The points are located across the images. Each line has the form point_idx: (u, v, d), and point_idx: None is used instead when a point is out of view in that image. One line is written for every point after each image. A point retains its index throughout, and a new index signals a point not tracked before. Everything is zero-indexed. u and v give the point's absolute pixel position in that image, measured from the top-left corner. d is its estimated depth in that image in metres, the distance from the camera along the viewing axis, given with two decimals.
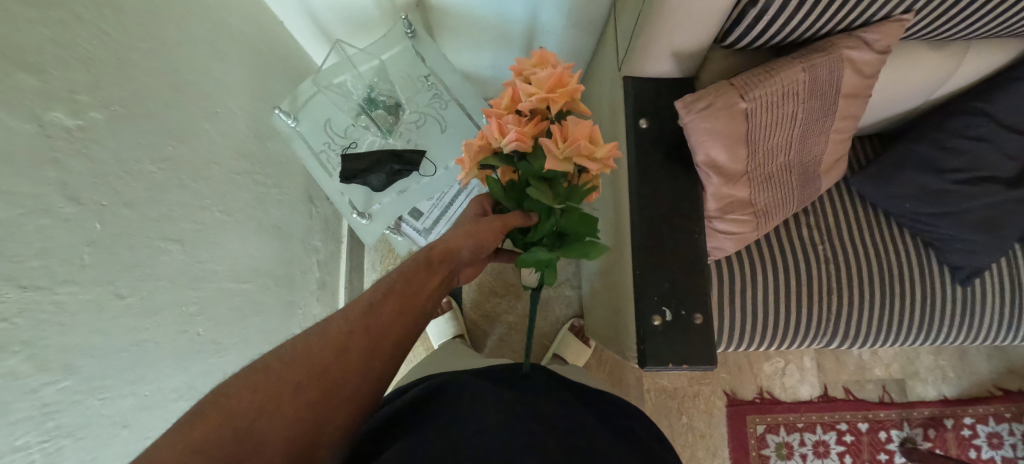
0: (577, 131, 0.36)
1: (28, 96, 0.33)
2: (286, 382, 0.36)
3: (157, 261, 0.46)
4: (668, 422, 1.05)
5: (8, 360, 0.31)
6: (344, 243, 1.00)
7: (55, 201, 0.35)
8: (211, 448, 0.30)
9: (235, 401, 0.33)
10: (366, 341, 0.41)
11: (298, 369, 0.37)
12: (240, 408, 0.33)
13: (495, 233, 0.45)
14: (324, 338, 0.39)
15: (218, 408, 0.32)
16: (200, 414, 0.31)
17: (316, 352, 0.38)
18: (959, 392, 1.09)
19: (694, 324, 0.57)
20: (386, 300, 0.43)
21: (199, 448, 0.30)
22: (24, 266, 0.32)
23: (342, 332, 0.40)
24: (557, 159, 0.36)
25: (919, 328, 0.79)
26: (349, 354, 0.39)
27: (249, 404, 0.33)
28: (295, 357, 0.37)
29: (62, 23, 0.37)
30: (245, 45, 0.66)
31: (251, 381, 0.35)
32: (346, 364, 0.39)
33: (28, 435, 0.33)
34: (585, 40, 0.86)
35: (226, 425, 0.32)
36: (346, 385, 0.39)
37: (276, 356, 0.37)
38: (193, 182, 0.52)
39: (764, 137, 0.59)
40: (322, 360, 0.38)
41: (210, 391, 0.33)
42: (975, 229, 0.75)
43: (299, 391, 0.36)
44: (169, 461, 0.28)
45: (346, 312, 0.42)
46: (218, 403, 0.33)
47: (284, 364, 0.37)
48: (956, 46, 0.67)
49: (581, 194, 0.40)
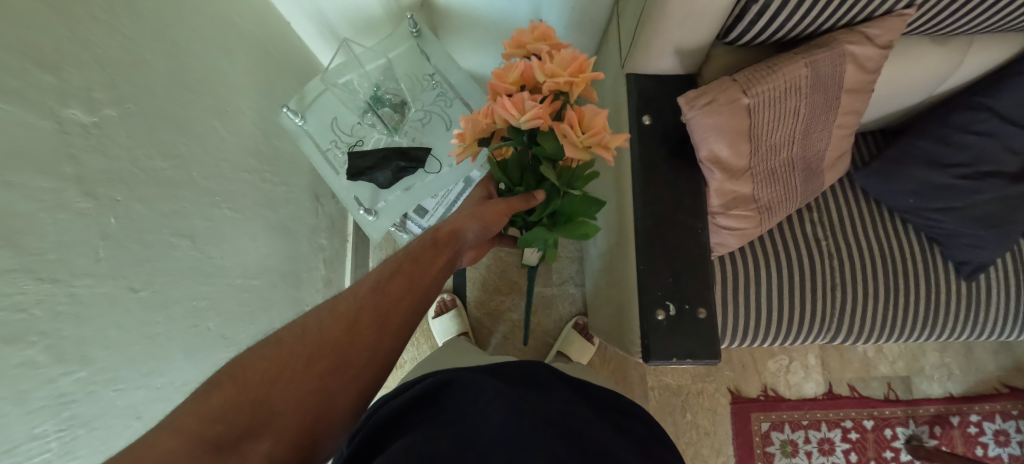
0: (598, 120, 0.39)
1: (46, 94, 0.34)
2: (299, 353, 0.37)
3: (169, 257, 0.47)
4: (672, 420, 1.05)
5: (27, 351, 0.32)
6: (350, 241, 1.01)
7: (72, 196, 0.36)
8: (227, 415, 0.31)
9: (250, 372, 0.34)
10: (375, 315, 0.42)
11: (310, 342, 0.38)
12: (254, 379, 0.34)
13: (500, 216, 0.50)
14: (335, 313, 0.40)
15: (234, 378, 0.33)
16: (216, 384, 0.33)
17: (327, 326, 0.39)
18: (965, 389, 1.08)
19: (699, 319, 0.57)
20: (395, 277, 0.45)
21: (216, 415, 0.31)
22: (41, 259, 0.33)
23: (352, 306, 0.41)
24: (575, 144, 0.39)
25: (924, 324, 0.79)
26: (359, 328, 0.40)
27: (264, 375, 0.34)
28: (306, 331, 0.38)
29: (79, 22, 0.38)
30: (254, 45, 0.67)
31: (265, 354, 0.36)
32: (356, 338, 0.40)
33: (45, 424, 0.34)
34: (588, 39, 0.87)
35: (242, 394, 0.33)
36: (358, 357, 0.39)
37: (288, 331, 0.38)
38: (203, 179, 0.53)
39: (767, 133, 0.59)
40: (333, 333, 0.39)
41: (225, 363, 0.34)
42: (980, 225, 0.75)
43: (312, 362, 0.37)
44: (187, 426, 0.29)
45: (355, 289, 0.43)
46: (234, 375, 0.34)
47: (296, 337, 0.38)
48: (959, 41, 0.67)
49: (580, 177, 0.47)
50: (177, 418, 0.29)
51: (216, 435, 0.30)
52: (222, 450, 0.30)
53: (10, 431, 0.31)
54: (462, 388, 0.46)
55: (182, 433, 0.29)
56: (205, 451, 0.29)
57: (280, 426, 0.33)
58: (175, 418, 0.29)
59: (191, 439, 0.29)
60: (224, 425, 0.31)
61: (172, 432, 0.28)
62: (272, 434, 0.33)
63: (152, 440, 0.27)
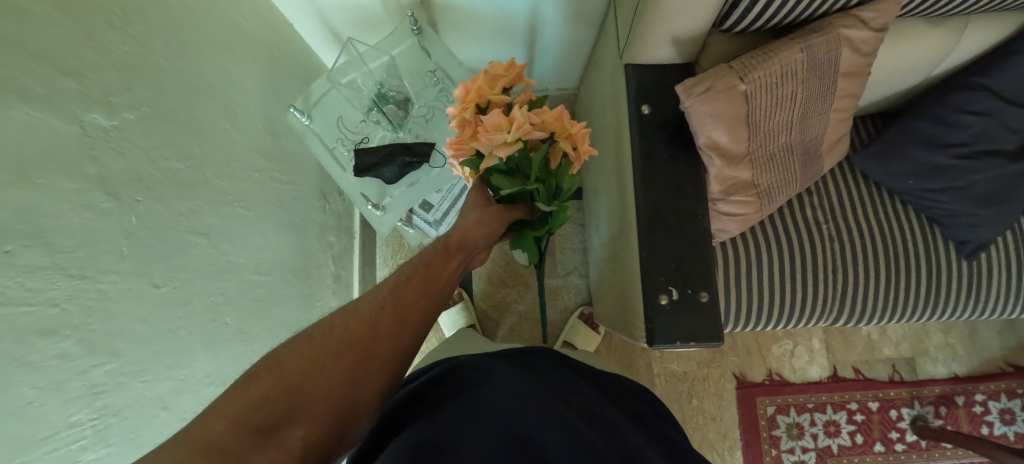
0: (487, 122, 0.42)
1: (68, 98, 0.35)
2: (329, 348, 0.39)
3: (187, 254, 0.49)
4: (679, 406, 1.07)
5: (60, 343, 0.34)
6: (357, 238, 1.03)
7: (97, 196, 0.38)
8: (267, 403, 0.33)
9: (287, 365, 0.36)
10: (396, 315, 0.44)
11: (339, 339, 0.40)
12: (289, 371, 0.35)
13: (503, 223, 0.52)
14: (359, 312, 0.42)
15: (271, 370, 0.35)
16: (255, 375, 0.34)
17: (353, 324, 0.41)
18: (970, 369, 1.09)
19: (700, 302, 0.59)
20: (411, 280, 0.47)
21: (257, 402, 0.33)
22: (71, 256, 0.35)
23: (375, 307, 0.43)
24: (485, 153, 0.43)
25: (925, 303, 0.80)
26: (382, 327, 0.42)
27: (299, 368, 0.36)
28: (333, 328, 0.40)
29: (97, 30, 0.39)
30: (261, 48, 0.69)
31: (299, 347, 0.37)
32: (379, 336, 0.42)
33: (81, 412, 0.36)
34: (587, 31, 0.87)
35: (279, 384, 0.35)
36: (381, 353, 0.41)
37: (318, 327, 0.40)
38: (216, 178, 0.55)
39: (764, 119, 0.60)
40: (359, 331, 0.41)
41: (263, 355, 0.36)
42: (979, 203, 0.75)
43: (341, 357, 0.39)
44: (232, 411, 0.31)
45: (376, 291, 0.45)
46: (271, 367, 0.35)
47: (325, 334, 0.39)
48: (955, 21, 0.68)
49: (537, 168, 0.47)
50: (221, 406, 0.31)
51: (259, 420, 0.32)
52: (262, 434, 0.32)
53: (46, 418, 0.33)
54: (474, 370, 0.48)
55: (228, 418, 0.30)
56: (248, 435, 0.31)
57: (314, 414, 0.36)
58: (220, 405, 0.31)
59: (236, 422, 0.31)
60: (264, 412, 0.33)
61: (219, 417, 0.30)
62: (306, 422, 0.35)
63: (200, 424, 0.29)
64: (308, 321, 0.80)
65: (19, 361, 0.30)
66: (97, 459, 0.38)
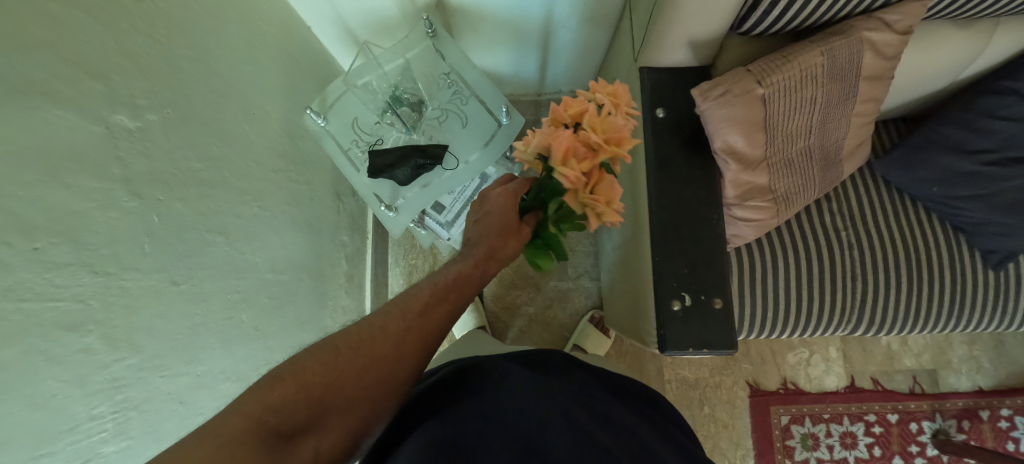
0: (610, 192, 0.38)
1: (96, 101, 0.37)
2: (352, 362, 0.38)
3: (206, 253, 0.50)
4: (691, 412, 1.05)
5: (84, 338, 0.35)
6: (370, 238, 1.04)
7: (120, 195, 0.38)
8: (287, 407, 0.33)
9: (311, 372, 0.35)
10: (418, 337, 0.43)
11: (362, 353, 0.39)
12: (312, 379, 0.35)
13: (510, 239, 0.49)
14: (386, 329, 0.42)
15: (295, 375, 0.35)
16: (279, 378, 0.34)
17: (378, 340, 0.41)
18: (995, 382, 1.06)
19: (713, 309, 0.58)
20: (439, 302, 0.46)
21: (277, 407, 0.32)
22: (97, 253, 0.36)
23: (400, 327, 0.42)
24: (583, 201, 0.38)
25: (948, 314, 0.78)
26: (404, 345, 0.42)
27: (321, 376, 0.36)
28: (358, 339, 0.40)
29: (124, 33, 0.40)
30: (279, 52, 0.70)
31: (324, 356, 0.37)
32: (401, 355, 0.42)
33: (102, 405, 0.36)
34: (601, 33, 0.86)
35: (302, 391, 0.34)
36: (400, 371, 0.41)
37: (342, 338, 0.39)
38: (235, 179, 0.56)
39: (783, 123, 0.59)
40: (383, 348, 0.41)
41: (290, 357, 0.36)
42: (1007, 212, 0.73)
43: (362, 372, 0.38)
44: (253, 413, 0.30)
45: (402, 306, 0.44)
46: (295, 372, 0.35)
47: (351, 345, 0.39)
48: (985, 24, 0.66)
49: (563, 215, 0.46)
50: (245, 402, 0.31)
51: (278, 426, 0.32)
52: (281, 438, 0.31)
53: (68, 411, 0.33)
54: (486, 371, 0.48)
55: (248, 416, 0.30)
56: (268, 438, 0.30)
57: (327, 423, 0.36)
58: (241, 403, 0.31)
59: (257, 423, 0.30)
60: (283, 416, 0.32)
61: (243, 415, 0.30)
62: (320, 430, 0.35)
63: (223, 420, 0.29)
64: (320, 320, 0.81)
65: (44, 355, 0.31)
66: (117, 451, 0.38)
